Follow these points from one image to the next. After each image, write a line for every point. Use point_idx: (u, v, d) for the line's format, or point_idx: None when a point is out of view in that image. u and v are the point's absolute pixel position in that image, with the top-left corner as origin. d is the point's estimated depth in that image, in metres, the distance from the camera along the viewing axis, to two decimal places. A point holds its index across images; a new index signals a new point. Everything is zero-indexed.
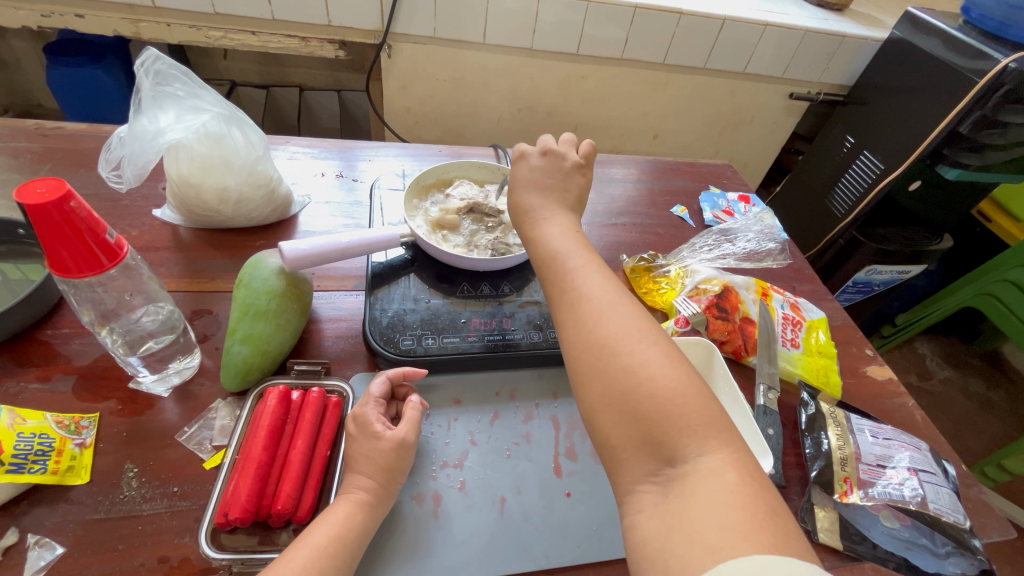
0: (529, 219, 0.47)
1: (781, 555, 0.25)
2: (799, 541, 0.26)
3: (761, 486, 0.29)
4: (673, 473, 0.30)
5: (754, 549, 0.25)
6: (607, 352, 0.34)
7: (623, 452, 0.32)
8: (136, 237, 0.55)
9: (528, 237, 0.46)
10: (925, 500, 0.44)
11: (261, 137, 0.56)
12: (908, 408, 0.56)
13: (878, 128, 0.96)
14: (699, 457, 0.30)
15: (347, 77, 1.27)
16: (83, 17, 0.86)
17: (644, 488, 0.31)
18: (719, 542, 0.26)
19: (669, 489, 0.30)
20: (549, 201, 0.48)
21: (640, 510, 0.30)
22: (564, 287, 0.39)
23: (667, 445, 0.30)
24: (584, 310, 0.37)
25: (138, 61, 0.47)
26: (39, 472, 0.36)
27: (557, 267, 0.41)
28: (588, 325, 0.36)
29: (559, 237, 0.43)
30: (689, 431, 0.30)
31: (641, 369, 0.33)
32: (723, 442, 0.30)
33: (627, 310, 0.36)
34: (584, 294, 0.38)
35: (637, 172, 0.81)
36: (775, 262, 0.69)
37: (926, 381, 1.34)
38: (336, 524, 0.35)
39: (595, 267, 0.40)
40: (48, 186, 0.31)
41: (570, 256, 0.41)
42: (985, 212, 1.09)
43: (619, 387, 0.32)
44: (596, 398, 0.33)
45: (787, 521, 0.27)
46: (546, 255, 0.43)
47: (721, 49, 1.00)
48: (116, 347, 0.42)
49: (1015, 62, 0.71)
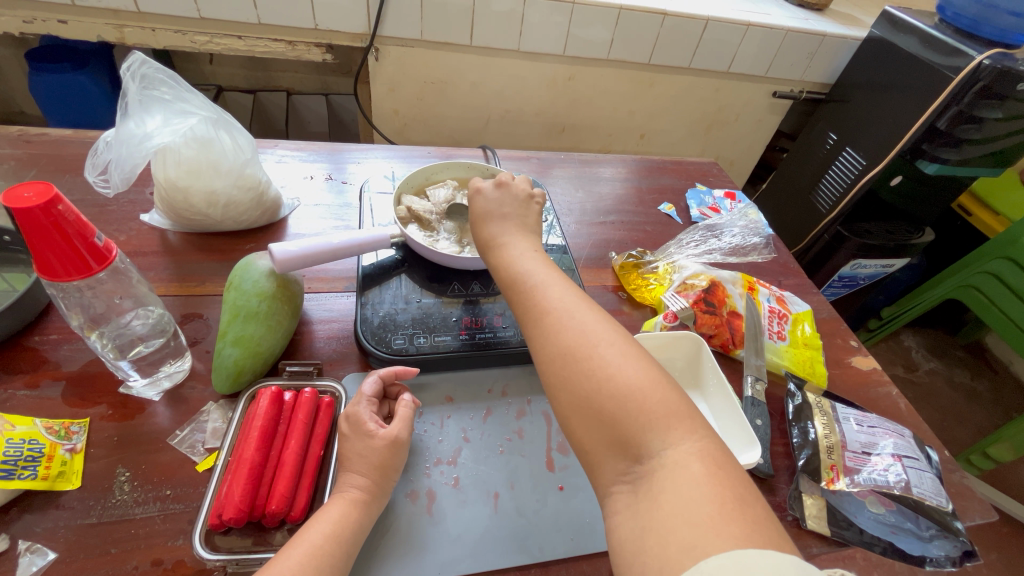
0: (490, 244, 0.46)
1: (754, 548, 0.25)
2: (770, 526, 0.27)
3: (728, 475, 0.29)
4: (641, 470, 0.30)
5: (728, 542, 0.26)
6: (569, 359, 0.34)
7: (597, 456, 0.33)
8: (123, 242, 0.55)
9: (490, 263, 0.45)
10: (909, 484, 0.45)
11: (249, 140, 0.56)
12: (892, 397, 0.57)
13: (860, 125, 0.98)
14: (662, 452, 0.30)
15: (335, 81, 1.28)
16: (66, 23, 0.86)
17: (618, 489, 0.31)
18: (692, 539, 0.26)
19: (638, 488, 0.30)
20: (506, 221, 0.47)
21: (615, 511, 0.31)
22: (526, 305, 0.39)
23: (633, 443, 0.31)
24: (545, 322, 0.37)
25: (123, 66, 0.47)
26: (29, 478, 0.36)
27: (520, 287, 0.41)
28: (550, 335, 0.36)
29: (522, 258, 0.43)
30: (649, 425, 0.31)
31: (600, 371, 0.33)
32: (685, 432, 0.31)
33: (587, 315, 0.37)
34: (544, 307, 0.38)
35: (625, 170, 0.82)
36: (761, 256, 0.70)
37: (912, 373, 1.37)
38: (332, 522, 0.35)
39: (556, 280, 0.41)
40: (35, 190, 0.31)
41: (531, 274, 0.41)
42: (965, 207, 1.12)
43: (583, 392, 0.33)
44: (565, 406, 0.34)
45: (755, 508, 0.28)
46: (508, 278, 0.42)
47: (705, 49, 1.01)
48: (106, 351, 0.42)
49: (988, 59, 0.73)
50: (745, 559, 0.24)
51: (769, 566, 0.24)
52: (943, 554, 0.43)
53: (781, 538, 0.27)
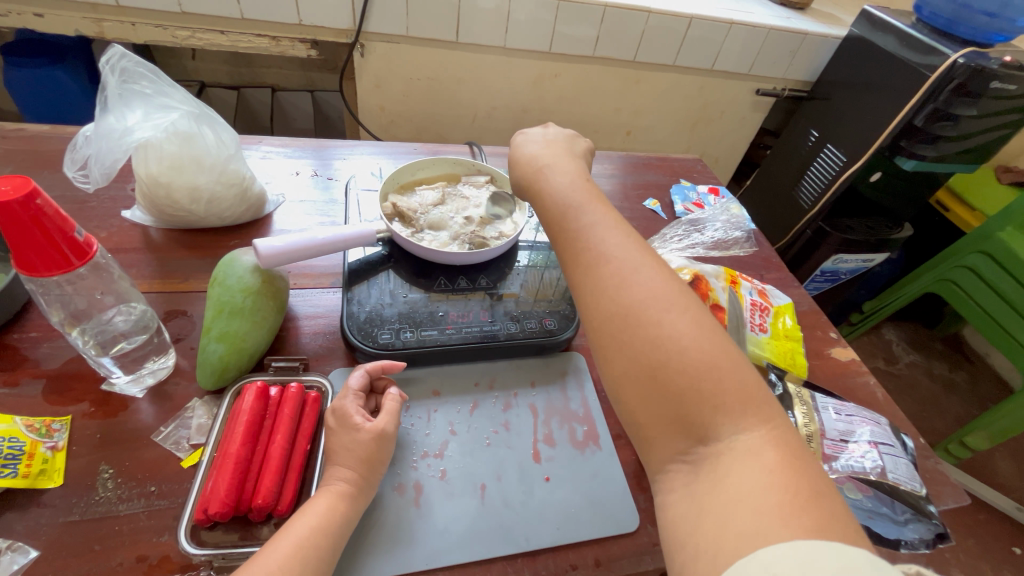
0: (533, 168, 0.46)
1: (821, 541, 0.25)
2: (845, 520, 0.26)
3: (805, 466, 0.28)
4: (706, 451, 0.30)
5: (794, 534, 0.25)
6: (632, 320, 0.33)
7: (652, 430, 0.32)
8: (105, 239, 0.54)
9: (532, 192, 0.45)
10: (884, 470, 0.46)
11: (233, 136, 0.55)
12: (869, 387, 0.59)
13: (840, 121, 0.99)
14: (734, 436, 0.30)
15: (319, 78, 1.27)
16: (43, 17, 0.84)
17: (675, 467, 0.31)
18: (755, 527, 0.26)
19: (701, 467, 0.30)
20: (551, 154, 0.47)
21: (671, 489, 0.31)
22: (580, 245, 0.39)
23: (699, 424, 0.30)
24: (606, 273, 0.36)
25: (103, 59, 0.46)
26: (9, 476, 0.36)
27: (571, 223, 0.40)
28: (611, 291, 0.35)
29: (568, 189, 0.43)
30: (724, 409, 0.30)
31: (670, 342, 0.32)
32: (761, 420, 0.30)
33: (652, 272, 0.35)
34: (604, 255, 0.37)
35: (611, 167, 0.82)
36: (742, 250, 0.72)
37: (893, 365, 1.40)
38: (318, 516, 0.36)
39: (611, 221, 0.39)
40: (12, 184, 0.31)
41: (583, 209, 0.41)
42: (944, 203, 1.16)
43: (648, 359, 0.32)
44: (619, 372, 0.33)
45: (834, 504, 0.27)
46: (555, 208, 0.42)
47: (690, 47, 1.02)
48: (88, 347, 0.42)
49: (962, 57, 0.75)
50: (805, 550, 0.24)
51: (835, 560, 0.24)
52: (917, 537, 0.45)
53: (856, 533, 0.26)
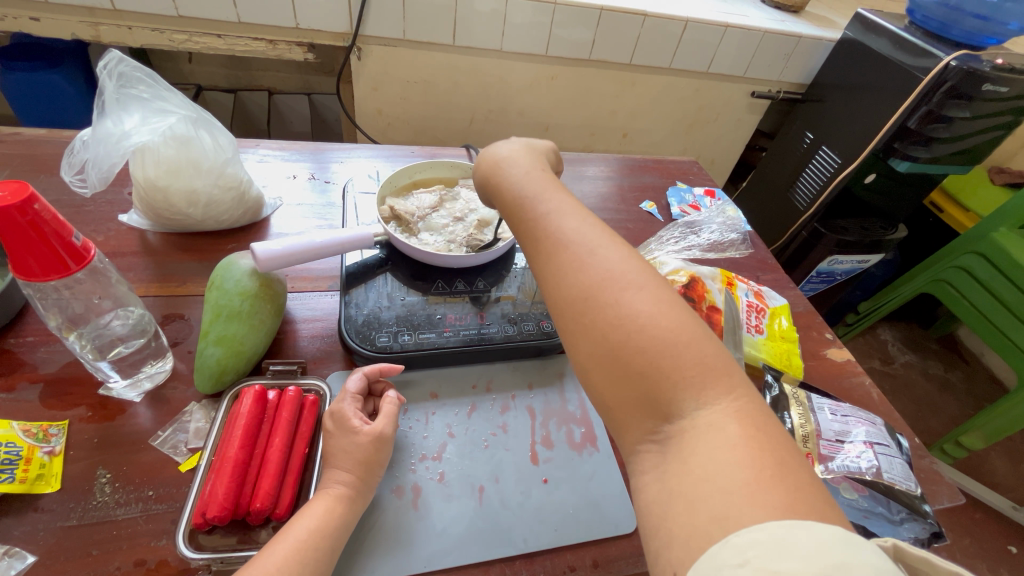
0: (492, 163, 0.46)
1: (791, 519, 0.24)
2: (813, 493, 0.26)
3: (769, 439, 0.28)
4: (671, 430, 0.30)
5: (766, 514, 0.24)
6: (592, 303, 0.33)
7: (623, 414, 0.32)
8: (102, 243, 0.54)
9: (492, 186, 0.45)
10: (879, 470, 0.47)
11: (230, 140, 0.55)
12: (865, 387, 0.59)
13: (835, 123, 1.00)
14: (696, 412, 0.29)
15: (317, 80, 1.27)
16: (39, 21, 0.84)
17: (645, 447, 0.31)
18: (725, 510, 0.25)
19: (667, 447, 0.29)
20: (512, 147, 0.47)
21: (643, 472, 0.30)
22: (539, 233, 0.38)
23: (664, 401, 0.30)
24: (564, 259, 0.36)
25: (100, 64, 0.46)
26: (7, 481, 0.36)
27: (528, 213, 0.40)
28: (570, 275, 0.35)
29: (524, 179, 0.43)
30: (684, 384, 0.30)
31: (630, 321, 0.32)
32: (722, 393, 0.30)
33: (608, 253, 0.35)
34: (563, 240, 0.37)
35: (608, 169, 0.83)
36: (738, 252, 0.73)
37: (889, 366, 1.40)
38: (316, 517, 0.36)
39: (566, 208, 0.39)
40: (10, 189, 0.31)
41: (538, 198, 0.41)
42: (937, 203, 1.16)
43: (610, 342, 0.32)
44: (586, 356, 0.33)
45: (800, 475, 0.26)
46: (513, 199, 0.42)
47: (685, 49, 1.03)
48: (85, 352, 0.42)
49: (955, 60, 0.75)
50: (783, 530, 0.23)
51: (805, 537, 0.23)
52: (913, 536, 0.44)
53: (825, 506, 0.26)
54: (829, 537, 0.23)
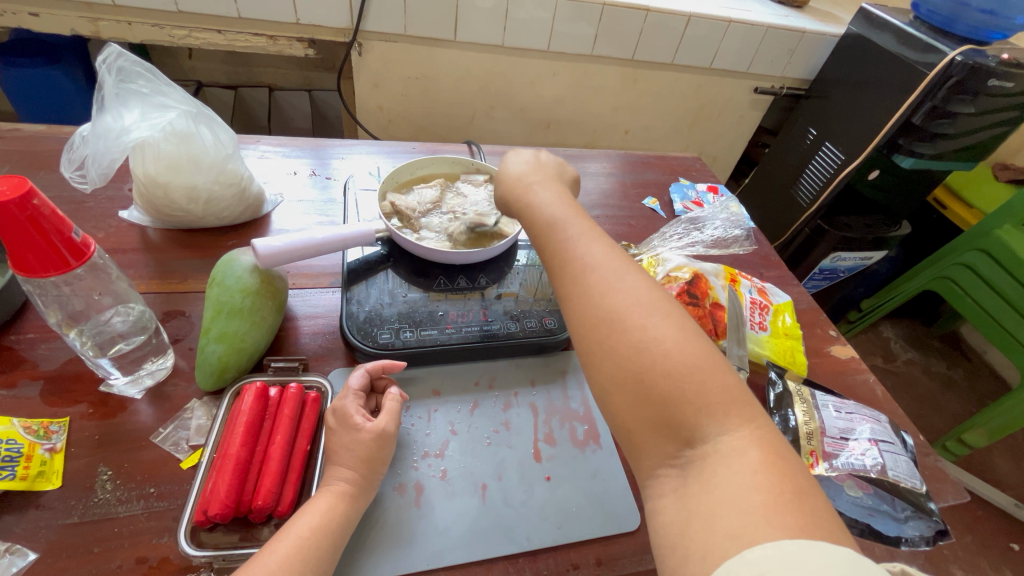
0: (520, 184, 0.46)
1: (807, 539, 0.24)
2: (831, 521, 0.26)
3: (788, 464, 0.28)
4: (692, 455, 0.29)
5: (780, 533, 0.24)
6: (617, 326, 0.33)
7: (640, 435, 0.31)
8: (102, 240, 0.54)
9: (521, 206, 0.45)
10: (885, 467, 0.46)
11: (231, 136, 0.55)
12: (869, 384, 0.59)
13: (839, 120, 0.99)
14: (719, 437, 0.29)
15: (317, 77, 1.27)
16: (38, 16, 0.84)
17: (664, 472, 0.30)
18: (740, 528, 0.25)
19: (688, 472, 0.29)
20: (538, 171, 0.47)
21: (661, 495, 0.30)
22: (567, 256, 0.38)
23: (686, 426, 0.30)
24: (590, 281, 0.36)
25: (99, 58, 0.46)
26: (7, 478, 0.35)
27: (557, 237, 0.40)
28: (596, 297, 0.35)
29: (553, 203, 0.43)
30: (709, 410, 0.30)
31: (654, 345, 0.32)
32: (744, 421, 0.30)
33: (636, 279, 0.35)
34: (589, 264, 0.36)
35: (610, 165, 0.82)
36: (742, 248, 0.72)
37: (891, 363, 1.40)
38: (318, 515, 0.36)
39: (593, 235, 0.39)
40: (9, 184, 0.31)
41: (568, 222, 0.40)
42: (941, 200, 1.16)
43: (631, 365, 0.31)
44: (607, 377, 0.33)
45: (815, 500, 0.26)
46: (544, 221, 0.42)
47: (688, 45, 1.02)
48: (85, 348, 0.41)
49: (961, 55, 0.75)
50: (796, 548, 0.23)
51: (823, 562, 0.23)
52: (917, 535, 0.45)
53: (836, 530, 0.26)
54: (841, 557, 0.23)
